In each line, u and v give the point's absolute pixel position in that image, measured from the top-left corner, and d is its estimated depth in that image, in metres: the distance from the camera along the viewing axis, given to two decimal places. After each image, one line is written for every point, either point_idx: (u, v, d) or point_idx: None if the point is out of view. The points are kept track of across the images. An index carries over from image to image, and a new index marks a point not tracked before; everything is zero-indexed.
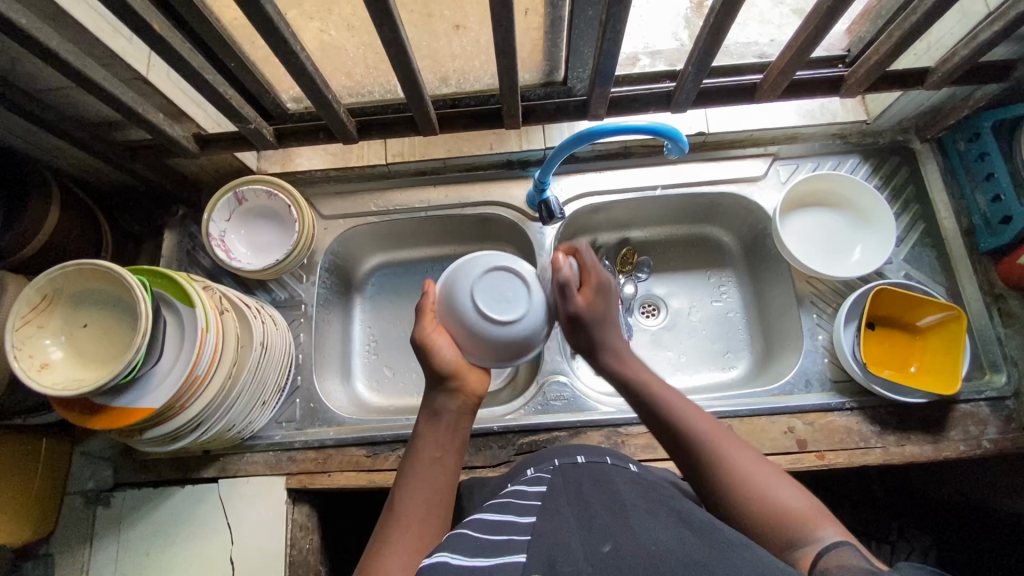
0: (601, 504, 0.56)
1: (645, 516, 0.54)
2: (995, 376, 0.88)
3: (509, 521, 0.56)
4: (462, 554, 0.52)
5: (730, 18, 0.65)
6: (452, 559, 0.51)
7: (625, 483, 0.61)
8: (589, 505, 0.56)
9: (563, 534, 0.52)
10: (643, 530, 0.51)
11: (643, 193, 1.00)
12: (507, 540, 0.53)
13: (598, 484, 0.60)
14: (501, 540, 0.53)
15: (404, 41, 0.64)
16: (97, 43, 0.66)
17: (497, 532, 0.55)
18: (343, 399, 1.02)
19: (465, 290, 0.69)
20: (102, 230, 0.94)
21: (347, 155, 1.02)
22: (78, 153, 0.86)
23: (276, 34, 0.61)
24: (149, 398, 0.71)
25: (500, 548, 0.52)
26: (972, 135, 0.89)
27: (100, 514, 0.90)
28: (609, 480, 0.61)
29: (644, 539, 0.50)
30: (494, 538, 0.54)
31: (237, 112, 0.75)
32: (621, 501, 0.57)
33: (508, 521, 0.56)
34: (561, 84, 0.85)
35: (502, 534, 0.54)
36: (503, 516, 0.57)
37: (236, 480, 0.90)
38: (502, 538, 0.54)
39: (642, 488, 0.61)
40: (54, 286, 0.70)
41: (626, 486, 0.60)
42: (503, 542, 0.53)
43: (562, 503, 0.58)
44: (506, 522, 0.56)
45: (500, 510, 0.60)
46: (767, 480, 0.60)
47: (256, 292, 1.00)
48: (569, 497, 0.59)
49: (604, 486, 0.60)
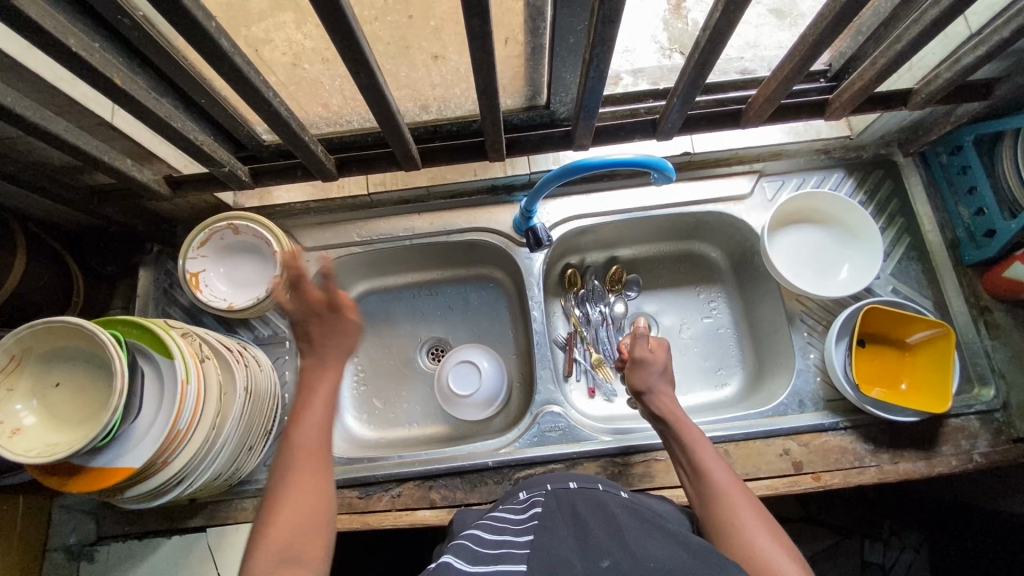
0: (598, 526, 0.55)
1: (642, 537, 0.53)
2: (984, 389, 0.88)
3: (509, 538, 0.55)
4: (464, 560, 0.52)
5: (721, 47, 0.64)
6: (454, 563, 0.51)
7: (620, 507, 0.59)
8: (586, 528, 0.54)
9: (560, 548, 0.51)
10: (640, 549, 0.50)
11: (630, 215, 0.99)
12: (505, 552, 0.52)
13: (593, 507, 0.59)
14: (500, 552, 0.52)
15: (381, 83, 0.62)
16: (56, 93, 0.63)
17: (493, 546, 0.54)
18: (333, 435, 1.00)
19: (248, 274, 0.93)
20: (72, 275, 0.91)
21: (327, 186, 1.00)
22: (43, 200, 0.82)
23: (247, 84, 0.59)
24: (131, 458, 0.68)
25: (496, 558, 0.52)
26: (954, 148, 0.90)
27: (82, 569, 0.87)
28: (605, 506, 0.59)
29: (642, 557, 0.49)
30: (492, 551, 0.53)
31: (210, 157, 0.72)
32: (616, 523, 0.56)
33: (505, 538, 0.55)
34: (544, 108, 0.83)
35: (501, 547, 0.53)
36: (501, 536, 0.56)
37: (226, 528, 0.88)
38: (500, 551, 0.52)
39: (637, 513, 0.59)
40: (22, 346, 0.67)
41: (621, 509, 0.59)
42: (502, 554, 0.52)
43: (558, 522, 0.56)
44: (506, 539, 0.55)
45: (495, 531, 0.58)
46: (771, 545, 0.60)
47: (238, 330, 0.97)
48: (566, 519, 0.57)
49: (600, 510, 0.58)
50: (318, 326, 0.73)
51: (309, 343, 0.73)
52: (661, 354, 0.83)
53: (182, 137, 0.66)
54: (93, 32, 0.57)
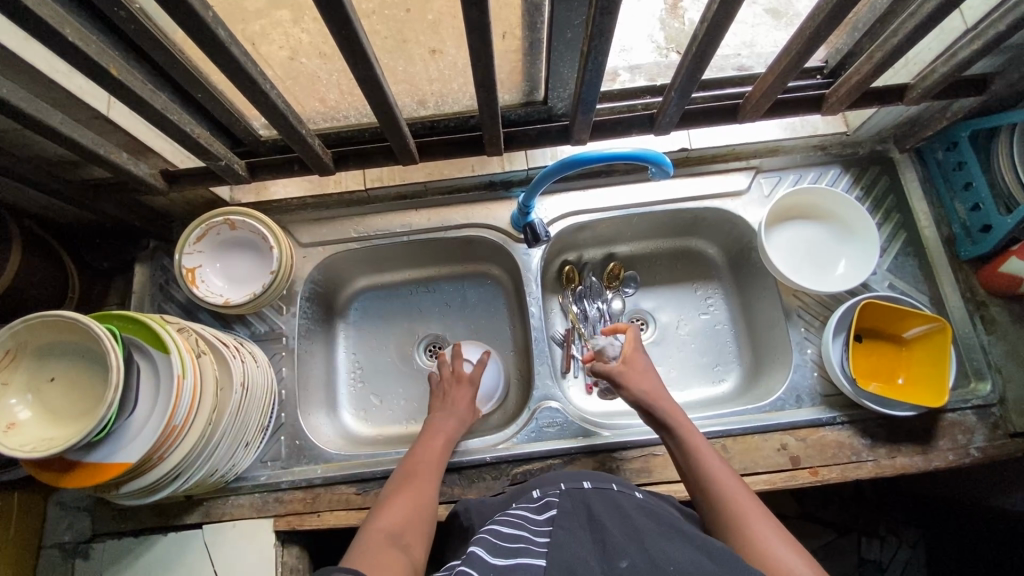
0: (613, 524, 0.55)
1: (658, 536, 0.53)
2: (980, 384, 0.89)
3: (525, 534, 0.55)
4: (484, 553, 0.53)
5: (717, 41, 0.64)
6: (473, 557, 0.52)
7: (634, 506, 0.59)
8: (602, 525, 0.55)
9: (578, 548, 0.52)
10: (657, 549, 0.51)
11: (628, 211, 0.99)
12: (524, 547, 0.53)
13: (607, 502, 0.59)
14: (517, 548, 0.53)
15: (379, 76, 0.62)
16: (52, 85, 0.62)
17: (511, 540, 0.55)
18: (330, 432, 1.00)
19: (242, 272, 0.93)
20: (67, 270, 0.90)
21: (324, 181, 1.00)
22: (38, 194, 0.82)
23: (243, 75, 0.58)
24: (126, 453, 0.67)
25: (514, 551, 0.53)
26: (950, 145, 0.90)
27: (78, 567, 0.87)
28: (618, 503, 0.59)
29: (661, 560, 0.49)
30: (510, 545, 0.54)
31: (206, 150, 0.72)
32: (632, 523, 0.55)
33: (522, 533, 0.56)
34: (541, 104, 0.83)
35: (518, 542, 0.54)
36: (517, 530, 0.56)
37: (222, 524, 0.87)
38: (519, 545, 0.53)
39: (651, 512, 0.59)
40: (17, 340, 0.66)
41: (636, 511, 0.58)
42: (519, 550, 0.53)
43: (574, 521, 0.57)
44: (521, 535, 0.56)
45: (512, 524, 0.59)
46: (777, 541, 0.59)
47: (234, 326, 0.96)
48: (580, 518, 0.57)
49: (615, 506, 0.59)
50: (450, 389, 0.93)
51: (445, 402, 0.91)
52: (638, 358, 0.84)
53: (179, 129, 0.66)
54: (90, 23, 0.57)
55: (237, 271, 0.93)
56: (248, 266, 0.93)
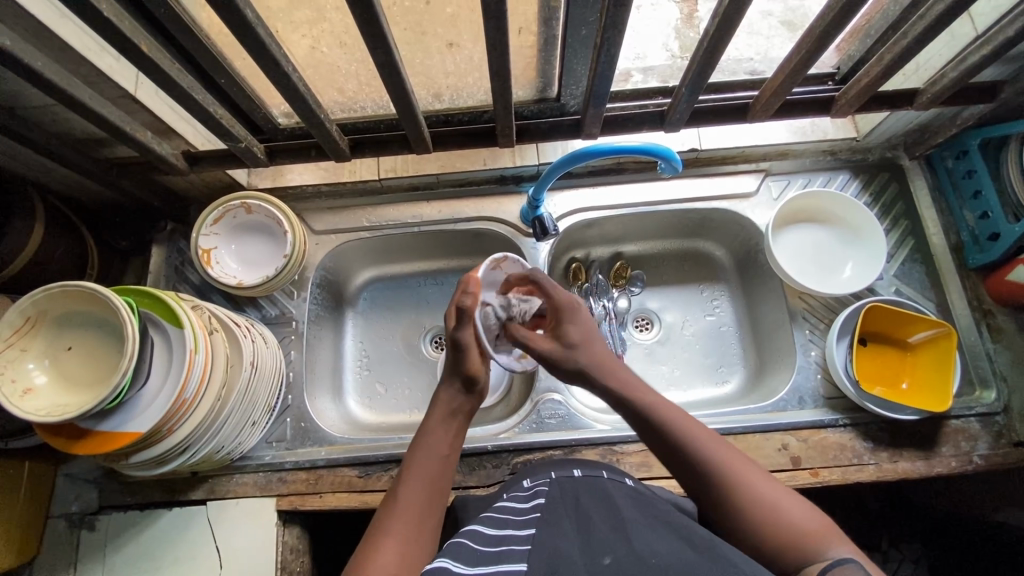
0: (599, 517, 0.54)
1: (644, 529, 0.52)
2: (985, 392, 0.88)
3: (509, 534, 0.55)
4: (464, 562, 0.50)
5: (726, 41, 0.65)
6: (453, 566, 0.49)
7: (623, 497, 0.59)
8: (588, 518, 0.54)
9: (562, 544, 0.51)
10: (642, 543, 0.49)
11: (635, 210, 1.00)
12: (507, 550, 0.52)
13: (595, 496, 0.59)
14: (501, 551, 0.52)
15: (398, 62, 0.64)
16: (83, 62, 0.65)
17: (495, 544, 0.53)
18: (335, 417, 1.01)
19: (256, 256, 0.95)
20: (88, 247, 0.93)
21: (339, 171, 1.03)
22: (64, 171, 0.85)
23: (267, 55, 0.60)
24: (137, 422, 0.69)
25: (498, 557, 0.51)
26: (960, 153, 0.90)
27: (84, 538, 0.88)
28: (605, 492, 0.60)
29: (645, 553, 0.47)
30: (494, 549, 0.53)
31: (228, 132, 0.74)
32: (619, 513, 0.55)
33: (507, 534, 0.55)
34: (554, 101, 0.85)
35: (502, 545, 0.53)
36: (502, 530, 0.56)
37: (225, 501, 0.89)
38: (502, 549, 0.52)
39: (639, 500, 0.59)
40: (38, 308, 0.68)
41: (624, 499, 0.58)
42: (503, 552, 0.52)
43: (562, 513, 0.57)
44: (506, 534, 0.55)
45: (497, 525, 0.57)
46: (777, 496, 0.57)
47: (246, 308, 0.98)
48: (568, 509, 0.57)
49: (603, 499, 0.58)
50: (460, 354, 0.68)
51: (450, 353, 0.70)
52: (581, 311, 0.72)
53: (203, 110, 0.68)
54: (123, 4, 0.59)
55: (253, 255, 0.95)
56: (261, 249, 0.95)
